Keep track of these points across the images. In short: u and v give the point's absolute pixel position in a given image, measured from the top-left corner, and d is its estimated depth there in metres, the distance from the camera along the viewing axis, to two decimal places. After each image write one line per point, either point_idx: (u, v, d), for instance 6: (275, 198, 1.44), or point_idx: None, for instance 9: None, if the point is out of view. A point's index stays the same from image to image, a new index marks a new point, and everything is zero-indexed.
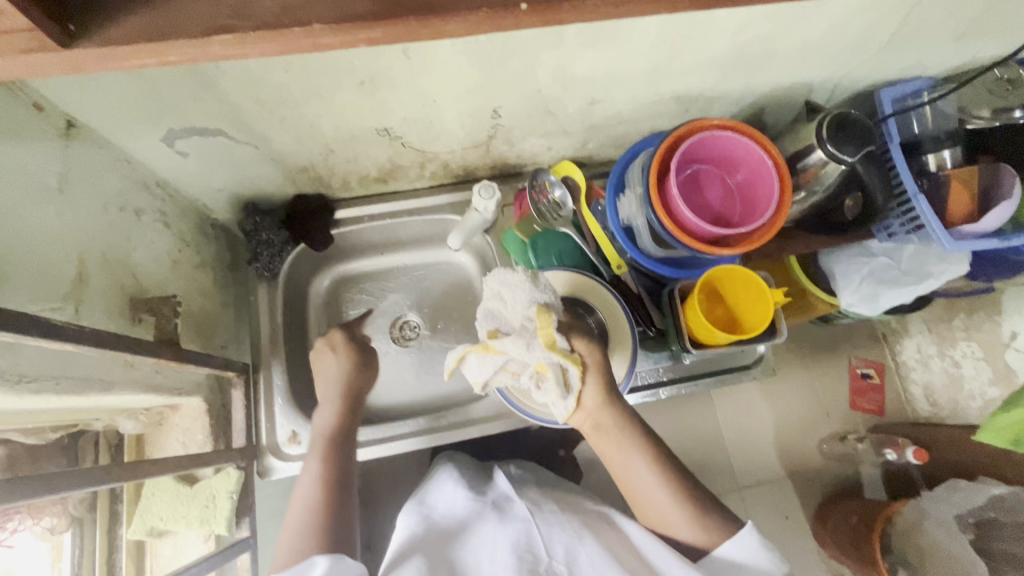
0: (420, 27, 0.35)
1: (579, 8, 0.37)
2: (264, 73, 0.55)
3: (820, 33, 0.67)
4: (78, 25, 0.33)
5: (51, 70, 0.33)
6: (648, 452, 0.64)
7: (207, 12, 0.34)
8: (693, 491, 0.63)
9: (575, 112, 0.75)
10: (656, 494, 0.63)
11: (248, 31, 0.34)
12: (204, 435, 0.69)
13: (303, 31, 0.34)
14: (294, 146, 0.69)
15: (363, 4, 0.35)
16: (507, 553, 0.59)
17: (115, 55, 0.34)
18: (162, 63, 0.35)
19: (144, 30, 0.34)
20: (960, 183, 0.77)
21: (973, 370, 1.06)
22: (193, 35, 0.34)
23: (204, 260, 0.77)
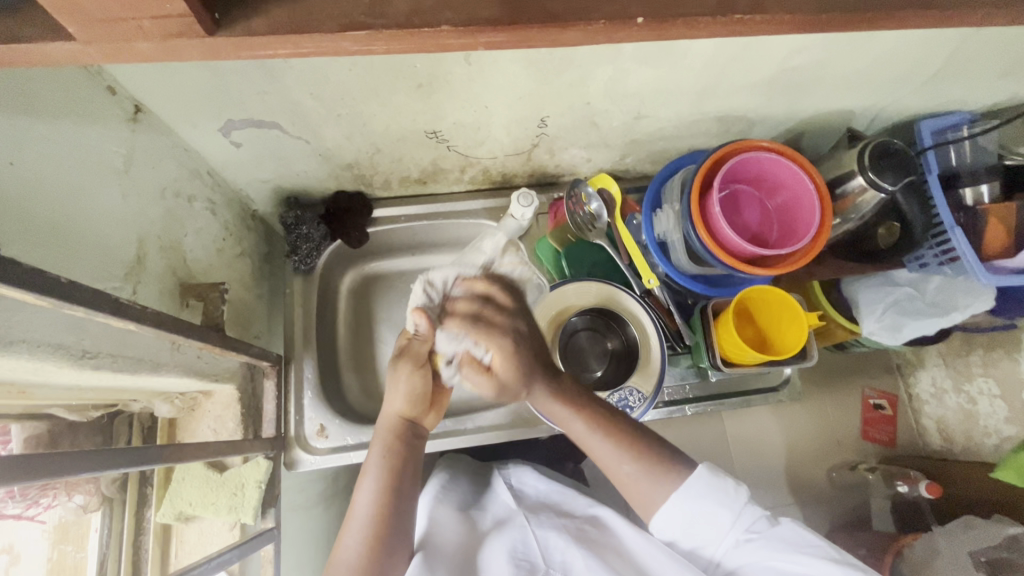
0: (540, 34, 0.37)
1: (691, 26, 0.38)
2: (330, 71, 0.56)
3: (869, 62, 0.68)
4: (222, 14, 0.34)
5: (189, 53, 0.34)
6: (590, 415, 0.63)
7: (344, 8, 0.35)
8: (643, 445, 0.61)
9: (619, 125, 0.76)
10: (603, 454, 0.62)
11: (379, 30, 0.35)
12: (235, 423, 0.70)
13: (432, 31, 0.35)
14: (344, 143, 0.71)
15: (490, 10, 0.36)
16: (505, 561, 0.62)
17: (251, 46, 0.35)
18: (292, 54, 0.36)
19: (282, 22, 0.34)
20: (998, 219, 0.77)
21: (989, 407, 1.03)
22: (329, 32, 0.35)
23: (244, 250, 0.78)
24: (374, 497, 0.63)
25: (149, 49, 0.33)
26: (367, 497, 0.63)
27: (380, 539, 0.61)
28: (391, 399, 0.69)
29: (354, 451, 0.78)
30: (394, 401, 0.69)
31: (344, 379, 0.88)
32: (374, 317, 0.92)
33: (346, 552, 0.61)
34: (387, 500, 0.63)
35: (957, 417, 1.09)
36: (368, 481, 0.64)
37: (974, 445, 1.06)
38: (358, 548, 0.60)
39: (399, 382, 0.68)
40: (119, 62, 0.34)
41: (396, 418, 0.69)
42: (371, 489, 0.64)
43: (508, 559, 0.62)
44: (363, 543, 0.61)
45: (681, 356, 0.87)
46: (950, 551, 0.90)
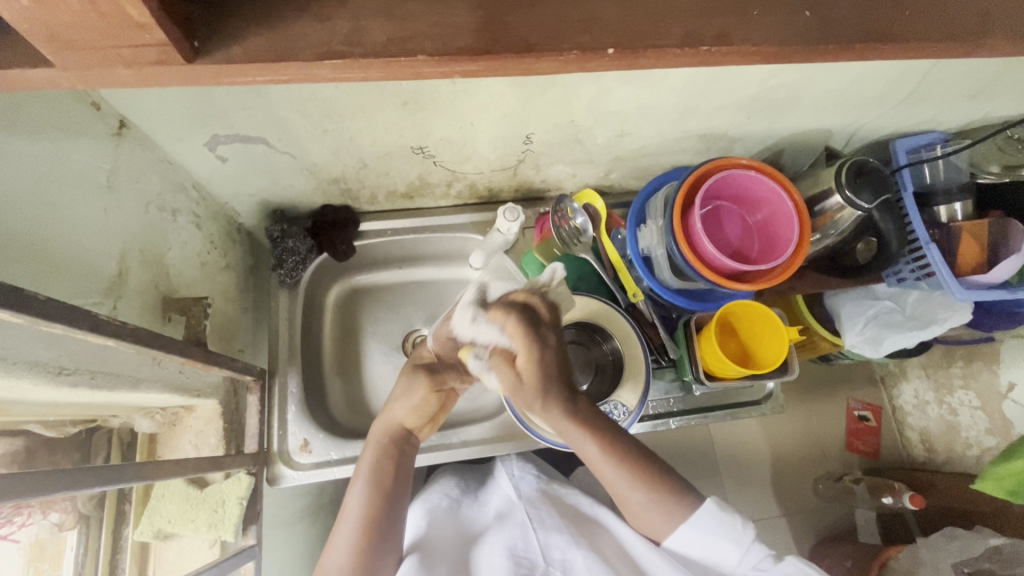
0: (516, 63, 0.38)
1: (661, 56, 0.40)
2: (316, 87, 0.57)
3: (844, 84, 0.70)
4: (201, 42, 0.35)
5: (168, 79, 0.35)
6: (606, 442, 0.62)
7: (322, 36, 0.36)
8: (654, 475, 0.62)
9: (603, 142, 0.77)
10: (615, 481, 0.62)
11: (358, 57, 0.36)
12: (216, 439, 0.69)
13: (409, 61, 0.36)
14: (330, 158, 0.71)
15: (464, 39, 0.37)
16: (504, 558, 0.63)
17: (228, 71, 0.36)
18: (269, 80, 0.37)
19: (262, 49, 0.35)
20: (971, 236, 0.79)
21: (970, 418, 1.06)
22: (306, 59, 0.36)
23: (229, 263, 0.78)
24: (363, 505, 0.63)
25: (127, 75, 0.34)
26: (358, 503, 0.64)
27: (367, 542, 0.61)
28: (397, 406, 0.71)
29: (337, 466, 0.77)
30: (402, 409, 0.71)
31: (328, 392, 0.87)
32: (359, 330, 0.92)
33: (335, 552, 0.61)
34: (380, 504, 0.64)
35: (938, 428, 1.11)
36: (357, 494, 0.64)
37: (956, 456, 1.07)
38: (347, 552, 0.60)
39: (408, 391, 0.72)
40: (101, 86, 0.35)
41: (399, 426, 0.71)
42: (362, 494, 0.64)
43: (509, 557, 0.63)
44: (354, 547, 0.61)
45: (666, 370, 0.88)
46: (932, 562, 0.91)
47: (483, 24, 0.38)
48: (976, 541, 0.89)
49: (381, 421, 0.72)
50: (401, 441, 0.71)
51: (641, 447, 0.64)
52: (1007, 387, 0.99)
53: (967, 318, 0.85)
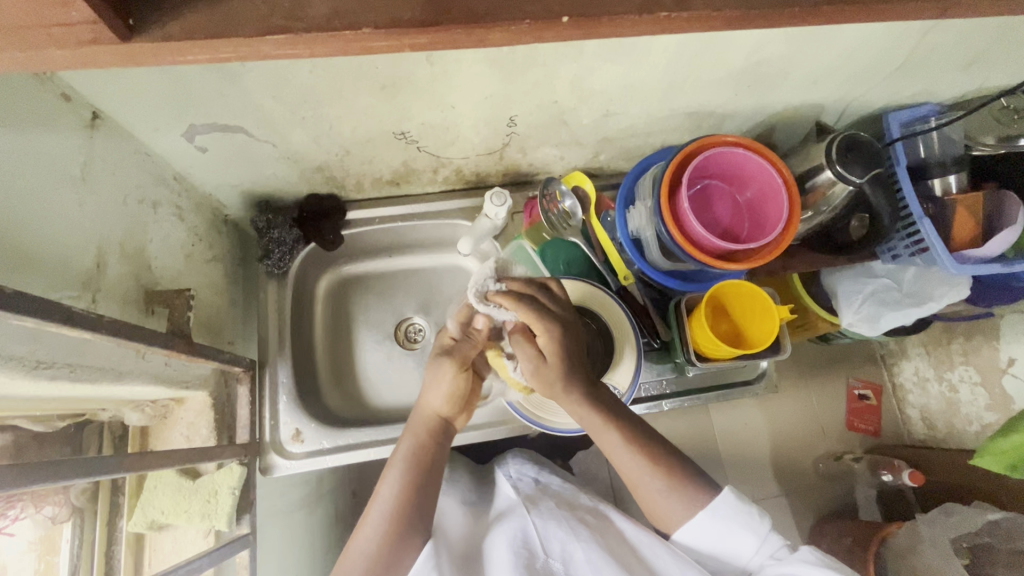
0: (466, 36, 0.37)
1: (618, 23, 0.39)
2: (290, 73, 0.56)
3: (833, 56, 0.68)
4: (137, 20, 0.35)
5: (105, 60, 0.35)
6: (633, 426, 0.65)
7: (261, 12, 0.36)
8: (675, 466, 0.63)
9: (589, 123, 0.76)
10: (632, 470, 0.63)
11: (300, 32, 0.36)
12: (208, 430, 0.70)
13: (354, 35, 0.36)
14: (312, 145, 0.70)
15: (411, 11, 0.37)
16: (505, 549, 0.62)
17: (173, 50, 0.35)
18: (211, 58, 0.37)
19: (201, 26, 0.35)
20: (966, 210, 0.78)
21: (970, 394, 1.05)
22: (246, 37, 0.36)
23: (216, 255, 0.78)
24: (397, 490, 0.63)
25: (63, 57, 0.34)
26: (391, 488, 0.63)
27: (391, 542, 0.60)
28: (430, 396, 0.70)
29: (331, 455, 0.78)
30: (432, 396, 0.70)
31: (322, 383, 0.87)
32: (351, 319, 0.92)
33: (365, 532, 0.61)
34: (410, 497, 0.63)
35: (939, 405, 1.11)
36: (394, 477, 0.64)
37: (956, 433, 1.07)
38: (375, 539, 0.60)
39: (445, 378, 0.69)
40: (40, 70, 0.35)
41: (434, 416, 0.70)
42: (395, 481, 0.64)
43: (509, 549, 0.62)
44: (382, 533, 0.60)
45: (659, 352, 0.87)
46: (931, 538, 0.92)
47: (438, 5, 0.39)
48: (975, 515, 0.91)
49: (416, 412, 0.72)
50: (438, 431, 0.70)
51: (676, 450, 0.65)
52: (1007, 362, 0.98)
53: (965, 294, 0.85)
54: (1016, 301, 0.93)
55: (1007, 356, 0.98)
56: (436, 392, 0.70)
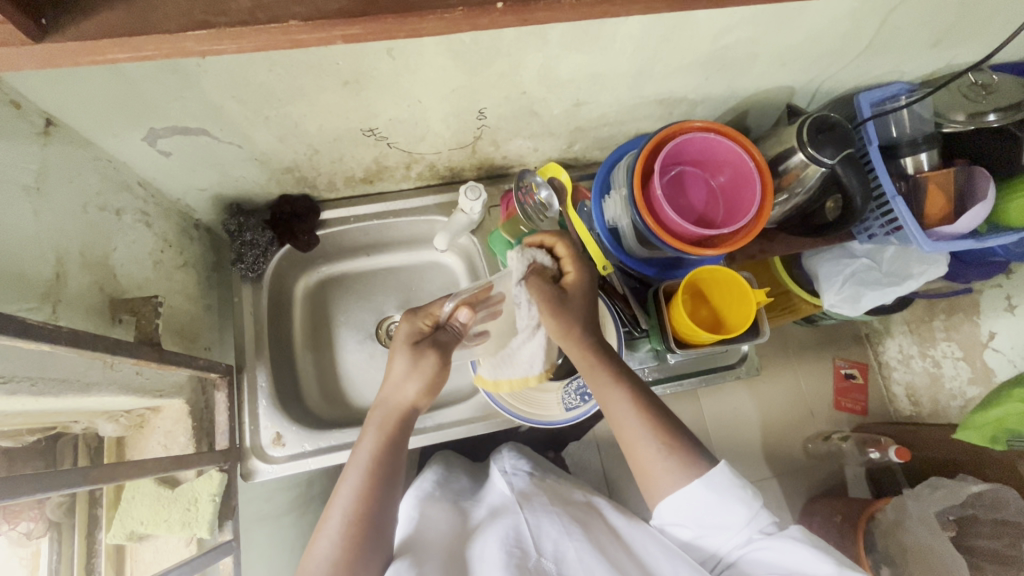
0: (398, 24, 0.37)
1: (553, 9, 0.39)
2: (249, 72, 0.55)
3: (799, 37, 0.68)
4: (49, 20, 0.36)
5: (21, 61, 0.36)
6: (630, 392, 0.65)
7: (183, 9, 0.36)
8: (671, 431, 0.63)
9: (560, 113, 0.76)
10: (633, 434, 0.64)
11: (222, 27, 0.36)
12: (186, 438, 0.69)
13: (280, 28, 0.37)
14: (278, 145, 0.69)
15: (338, 2, 0.37)
16: (497, 548, 0.62)
17: (89, 47, 0.36)
18: (133, 57, 0.37)
19: (116, 26, 0.36)
20: (937, 186, 0.80)
21: (953, 369, 1.09)
22: (167, 32, 0.36)
23: (187, 261, 0.76)
24: (355, 494, 0.62)
25: None
26: (349, 490, 0.62)
27: (353, 544, 0.59)
28: (405, 383, 0.67)
29: (312, 458, 0.77)
30: (399, 387, 0.67)
31: (303, 385, 0.87)
32: (332, 320, 0.91)
33: (326, 533, 0.60)
34: (368, 501, 0.61)
35: (923, 382, 1.13)
36: (349, 483, 0.63)
37: (940, 409, 1.10)
38: (335, 541, 0.59)
39: (412, 372, 0.67)
40: None
41: (402, 407, 0.68)
42: (353, 484, 0.62)
43: (501, 547, 0.62)
44: (341, 536, 0.59)
45: (640, 341, 0.86)
46: (916, 513, 0.93)
47: None
48: (959, 489, 0.93)
49: (382, 397, 0.69)
50: (404, 423, 0.68)
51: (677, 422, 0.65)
52: (988, 336, 1.05)
53: (944, 270, 0.85)
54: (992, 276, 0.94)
55: (989, 331, 1.05)
56: (409, 382, 0.67)
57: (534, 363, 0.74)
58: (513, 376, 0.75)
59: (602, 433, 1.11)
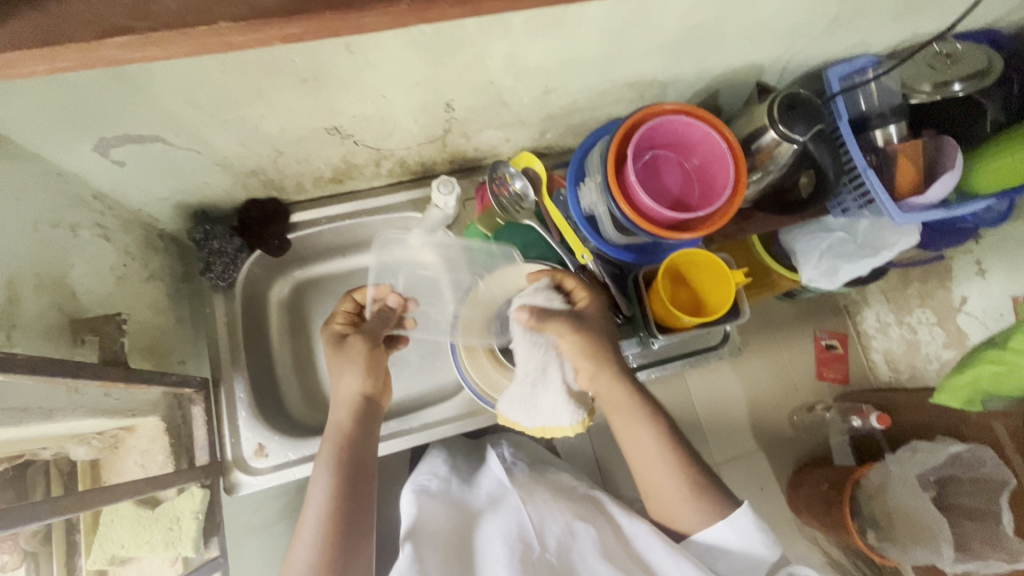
0: (340, 19, 0.36)
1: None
2: (200, 74, 0.52)
3: (766, 14, 0.67)
4: None
5: None
6: (655, 425, 0.68)
7: (104, 12, 0.35)
8: (697, 473, 0.67)
9: (530, 101, 0.74)
10: (660, 470, 0.67)
11: (146, 32, 0.35)
12: (164, 456, 0.67)
13: (210, 29, 0.35)
14: (239, 149, 0.67)
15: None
16: (502, 543, 0.64)
17: (13, 58, 0.34)
18: (53, 68, 0.35)
19: (34, 35, 0.34)
20: (906, 158, 0.81)
21: (929, 334, 1.10)
22: (91, 39, 0.35)
23: (153, 273, 0.74)
24: (328, 494, 0.64)
25: None
26: (320, 493, 0.64)
27: (333, 539, 0.62)
28: (348, 380, 0.72)
29: (297, 466, 0.76)
30: (347, 384, 0.73)
31: (285, 391, 0.85)
32: (310, 323, 0.90)
33: (304, 537, 0.62)
34: (339, 499, 0.64)
35: (900, 348, 1.15)
36: (319, 487, 0.65)
37: (919, 373, 1.12)
38: (315, 546, 0.61)
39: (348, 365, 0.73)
40: None
41: (355, 398, 0.72)
42: (325, 485, 0.65)
43: (505, 541, 0.64)
44: (321, 539, 0.61)
45: (624, 328, 0.85)
46: (899, 476, 0.98)
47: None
48: (940, 450, 0.95)
49: (337, 395, 0.73)
50: (364, 414, 0.72)
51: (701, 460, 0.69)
52: (960, 301, 1.03)
53: (917, 240, 0.85)
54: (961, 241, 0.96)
55: (961, 295, 1.03)
56: (354, 375, 0.73)
57: (562, 415, 0.69)
58: (544, 427, 0.71)
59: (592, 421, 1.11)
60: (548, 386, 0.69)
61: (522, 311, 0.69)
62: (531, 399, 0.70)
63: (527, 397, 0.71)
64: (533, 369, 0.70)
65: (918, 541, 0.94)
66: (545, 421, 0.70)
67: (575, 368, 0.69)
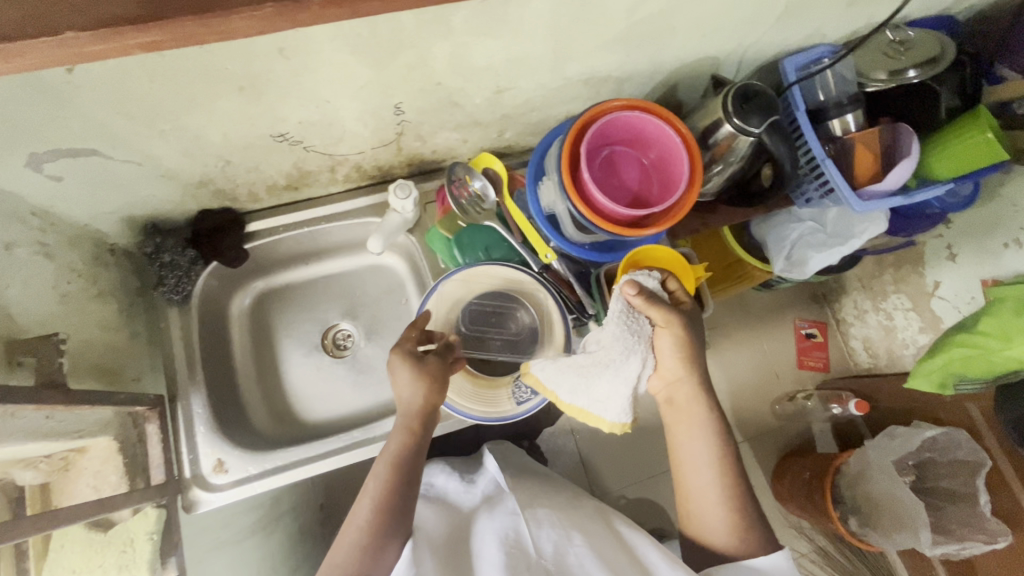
0: None
1: None
2: (127, 86, 0.51)
3: (714, 6, 0.67)
4: None
5: None
6: (715, 440, 0.65)
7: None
8: (744, 502, 0.63)
9: (483, 101, 0.73)
10: (704, 486, 0.64)
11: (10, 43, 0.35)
12: (118, 477, 0.66)
13: (60, 40, 0.36)
14: (183, 160, 0.65)
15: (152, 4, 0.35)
16: (496, 547, 0.62)
17: None
18: None
19: None
20: (864, 146, 0.81)
21: (904, 320, 1.09)
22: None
23: (104, 290, 0.72)
24: (382, 487, 0.63)
25: None
26: (375, 483, 0.64)
27: (379, 530, 0.61)
28: (399, 385, 0.67)
29: (258, 480, 0.74)
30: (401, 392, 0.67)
31: (250, 404, 0.84)
32: (275, 333, 0.89)
33: (352, 523, 0.62)
34: (392, 497, 0.63)
35: (878, 334, 1.15)
36: (376, 477, 0.64)
37: (896, 357, 1.11)
38: (364, 529, 0.61)
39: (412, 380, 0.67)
40: None
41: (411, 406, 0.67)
42: (380, 477, 0.64)
43: (499, 545, 0.62)
44: (370, 525, 0.61)
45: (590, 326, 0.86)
46: (876, 463, 0.97)
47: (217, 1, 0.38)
48: (914, 436, 0.94)
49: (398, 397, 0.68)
50: (423, 419, 0.67)
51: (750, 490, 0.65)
52: (934, 286, 1.01)
53: (883, 227, 0.85)
54: (931, 228, 0.96)
55: (934, 280, 1.01)
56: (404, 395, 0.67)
57: (617, 411, 0.68)
58: (588, 411, 0.70)
59: (573, 419, 1.11)
60: (616, 374, 0.66)
61: (630, 286, 0.65)
62: (585, 383, 0.68)
63: (580, 383, 0.69)
64: (610, 356, 0.65)
65: (897, 526, 0.94)
66: (603, 412, 0.68)
67: (662, 363, 0.67)
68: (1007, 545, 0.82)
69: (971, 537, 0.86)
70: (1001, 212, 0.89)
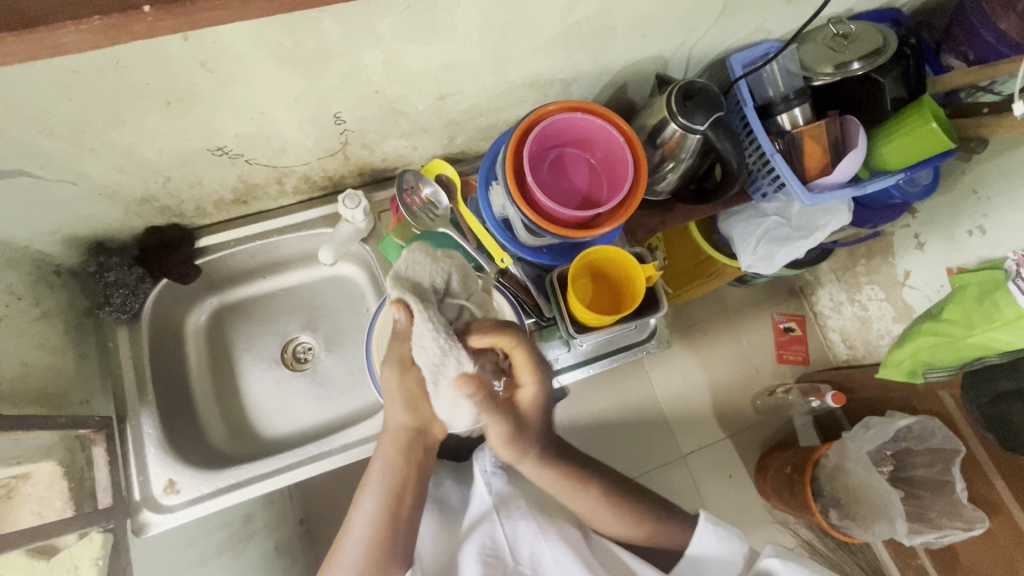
0: None
1: None
2: (44, 104, 0.50)
3: (648, 6, 0.67)
4: None
5: None
6: (590, 491, 0.80)
7: None
8: (652, 519, 0.80)
9: (426, 108, 0.73)
10: (603, 521, 0.80)
11: None
12: (62, 501, 0.65)
13: None
14: (120, 178, 0.65)
15: None
16: (478, 561, 0.75)
17: None
18: None
19: None
20: (813, 140, 0.81)
21: (878, 310, 1.09)
22: None
23: (48, 312, 0.71)
24: (371, 518, 0.69)
25: None
26: (364, 516, 0.69)
27: (376, 552, 0.69)
28: (393, 409, 0.69)
29: (211, 499, 0.73)
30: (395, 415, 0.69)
31: (208, 422, 0.83)
32: (234, 349, 0.88)
33: (346, 550, 0.69)
34: (384, 526, 0.69)
35: (854, 326, 1.15)
36: (366, 504, 0.70)
37: (872, 348, 1.12)
38: (359, 555, 0.68)
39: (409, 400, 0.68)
40: None
41: (399, 430, 0.70)
42: (368, 509, 0.69)
43: (479, 557, 0.75)
44: (363, 555, 0.68)
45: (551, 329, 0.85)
46: (853, 454, 0.95)
47: (118, 5, 0.38)
48: (888, 426, 0.94)
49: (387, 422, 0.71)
50: (406, 444, 0.70)
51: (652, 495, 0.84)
52: (903, 275, 1.02)
53: (847, 220, 0.85)
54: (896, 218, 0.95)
55: (903, 269, 1.01)
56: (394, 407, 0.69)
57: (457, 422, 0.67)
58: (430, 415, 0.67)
59: None
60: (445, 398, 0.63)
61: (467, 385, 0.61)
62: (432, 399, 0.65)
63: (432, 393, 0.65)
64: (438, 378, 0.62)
65: (877, 517, 0.92)
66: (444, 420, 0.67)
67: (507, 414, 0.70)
68: (984, 530, 0.83)
69: (949, 525, 0.87)
70: (962, 200, 0.90)
